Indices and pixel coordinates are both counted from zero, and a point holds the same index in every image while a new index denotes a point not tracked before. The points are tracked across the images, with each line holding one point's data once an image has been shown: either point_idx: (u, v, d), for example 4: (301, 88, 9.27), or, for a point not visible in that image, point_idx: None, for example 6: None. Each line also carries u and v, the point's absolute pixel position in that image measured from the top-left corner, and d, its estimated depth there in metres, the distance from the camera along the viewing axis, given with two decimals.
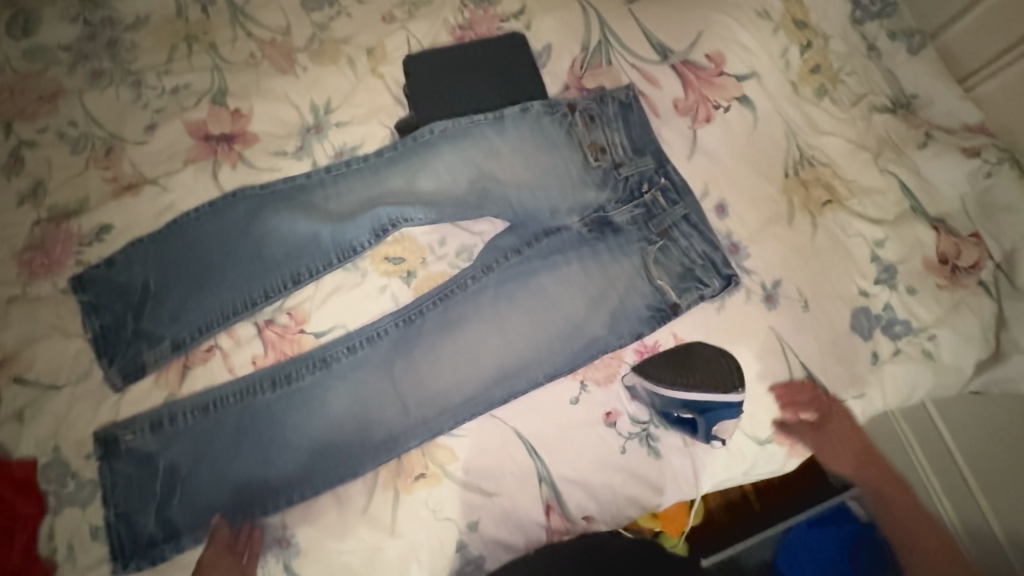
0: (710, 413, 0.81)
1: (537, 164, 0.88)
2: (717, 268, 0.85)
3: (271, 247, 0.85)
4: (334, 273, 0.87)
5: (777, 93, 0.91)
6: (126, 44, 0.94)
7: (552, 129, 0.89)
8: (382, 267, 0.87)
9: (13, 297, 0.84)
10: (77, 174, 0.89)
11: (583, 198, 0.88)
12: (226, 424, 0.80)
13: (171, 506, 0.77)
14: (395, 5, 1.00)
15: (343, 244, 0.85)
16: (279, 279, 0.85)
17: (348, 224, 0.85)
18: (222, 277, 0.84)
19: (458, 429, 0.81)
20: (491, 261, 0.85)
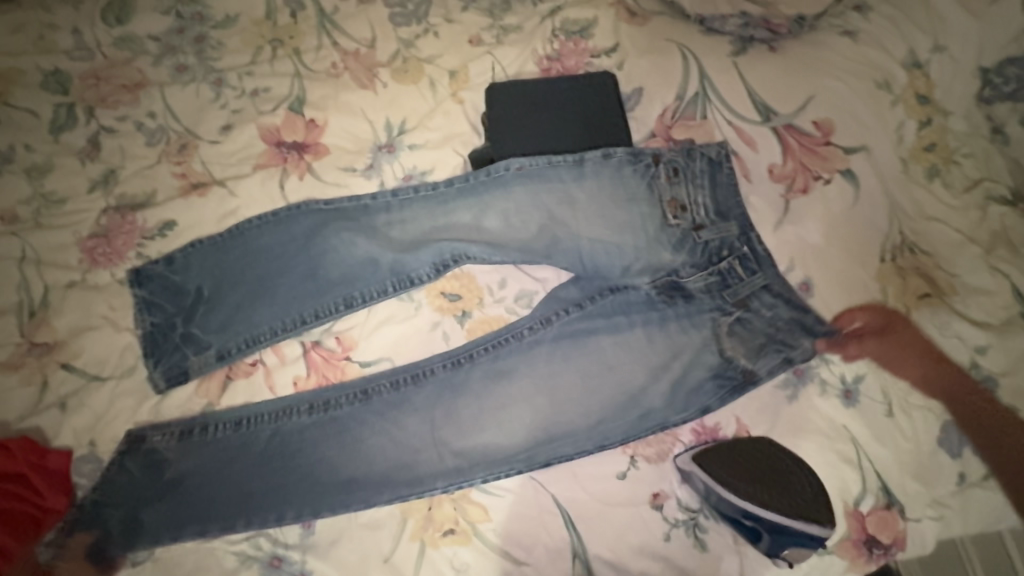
0: (784, 539, 0.71)
1: (613, 216, 0.83)
2: (807, 328, 0.78)
3: (329, 267, 0.83)
4: (387, 302, 0.83)
5: (885, 170, 0.83)
6: (212, 41, 0.93)
7: (633, 180, 0.83)
8: (439, 302, 0.83)
9: (73, 283, 0.85)
10: (149, 166, 0.89)
11: (658, 259, 0.82)
12: (255, 444, 0.77)
13: (151, 511, 0.74)
14: (484, 29, 0.97)
15: (402, 274, 0.82)
16: (332, 302, 0.82)
17: (411, 254, 0.82)
18: (276, 291, 0.82)
19: (494, 487, 0.76)
20: (550, 314, 0.82)
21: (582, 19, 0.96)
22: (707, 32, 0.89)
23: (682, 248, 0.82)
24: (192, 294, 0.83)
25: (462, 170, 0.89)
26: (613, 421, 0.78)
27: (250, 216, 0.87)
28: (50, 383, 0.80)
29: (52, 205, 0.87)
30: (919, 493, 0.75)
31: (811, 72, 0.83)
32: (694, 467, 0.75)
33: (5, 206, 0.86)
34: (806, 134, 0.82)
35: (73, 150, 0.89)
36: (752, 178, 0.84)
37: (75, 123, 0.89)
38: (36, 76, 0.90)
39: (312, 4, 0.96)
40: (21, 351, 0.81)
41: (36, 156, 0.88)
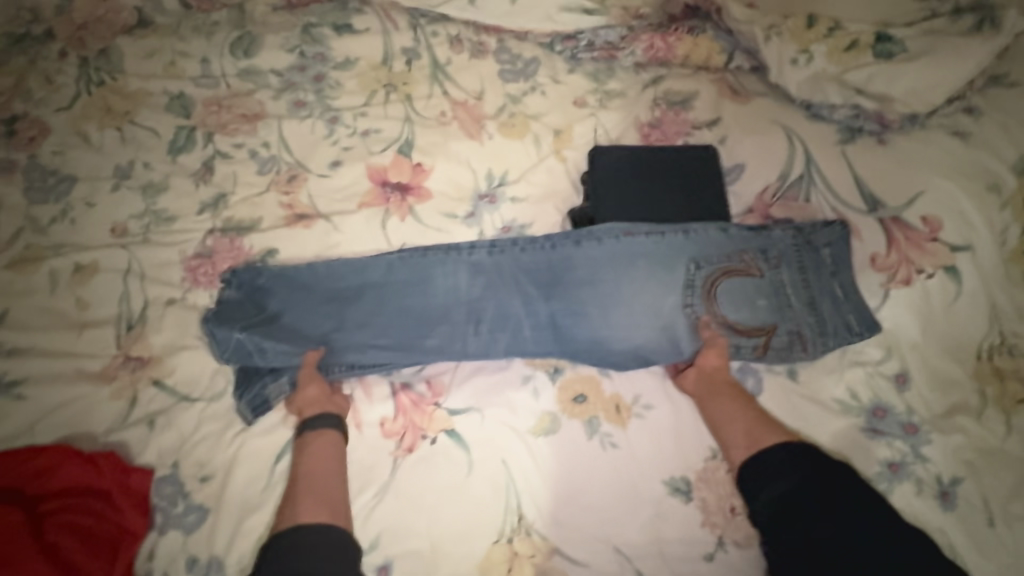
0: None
1: (692, 276, 0.83)
2: (864, 196, 0.85)
3: (427, 301, 0.84)
4: (474, 341, 0.83)
5: (988, 271, 0.83)
6: (331, 82, 0.98)
7: (715, 245, 0.84)
8: (524, 344, 0.83)
9: (172, 300, 0.86)
10: (257, 194, 0.91)
11: (742, 318, 0.82)
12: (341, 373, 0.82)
13: (243, 382, 0.82)
14: (588, 92, 1.00)
15: (496, 310, 0.84)
16: (427, 333, 0.83)
17: (508, 293, 0.84)
18: (370, 324, 0.83)
19: (578, 556, 0.74)
20: (630, 332, 0.82)
21: (684, 91, 0.99)
22: (812, 118, 0.91)
23: (757, 312, 0.82)
24: (276, 317, 0.83)
25: (561, 228, 0.91)
26: (699, 498, 0.76)
27: (352, 252, 0.88)
28: (140, 398, 0.81)
29: (162, 221, 0.90)
30: None
31: (919, 170, 0.85)
32: None
33: (117, 219, 0.89)
34: (914, 230, 0.83)
35: (188, 172, 0.92)
36: (807, 257, 0.83)
37: (193, 146, 0.93)
38: (163, 99, 0.96)
39: (427, 55, 1.00)
40: (117, 363, 0.83)
41: (154, 174, 0.92)
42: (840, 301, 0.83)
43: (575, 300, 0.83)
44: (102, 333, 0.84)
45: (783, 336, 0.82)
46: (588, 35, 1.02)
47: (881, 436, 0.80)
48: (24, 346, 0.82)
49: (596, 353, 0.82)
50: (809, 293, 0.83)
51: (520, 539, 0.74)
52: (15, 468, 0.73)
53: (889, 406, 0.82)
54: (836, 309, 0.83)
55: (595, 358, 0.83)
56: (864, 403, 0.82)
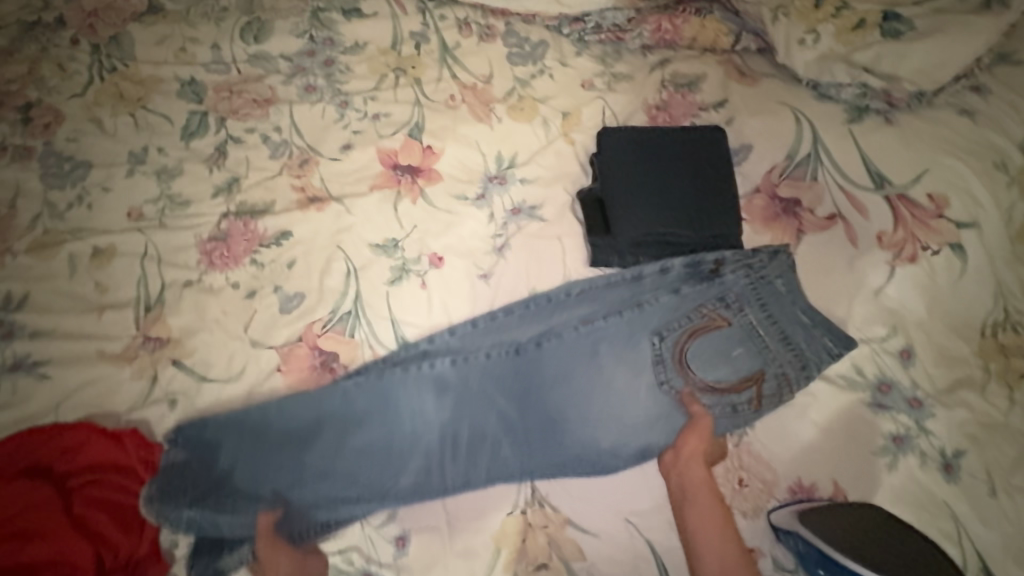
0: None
1: (658, 350, 0.83)
2: (871, 173, 0.86)
3: (395, 434, 0.79)
4: (454, 468, 0.78)
5: (993, 248, 0.84)
6: (340, 66, 0.98)
7: (672, 309, 0.85)
8: (506, 461, 0.79)
9: (189, 283, 0.88)
10: (270, 178, 0.93)
11: (721, 377, 0.82)
12: (315, 473, 0.77)
13: (198, 502, 0.75)
14: (596, 74, 1.01)
15: (471, 429, 0.80)
16: (396, 454, 0.78)
17: (480, 405, 0.81)
18: (336, 472, 0.77)
19: (591, 526, 0.76)
20: (611, 404, 0.82)
21: (690, 74, 1.00)
22: (820, 98, 0.92)
23: (735, 363, 0.82)
24: (223, 476, 0.76)
25: (570, 209, 0.92)
26: None
27: (365, 234, 0.90)
28: (160, 377, 0.83)
29: (176, 206, 0.91)
30: None
31: (926, 147, 0.85)
32: (797, 526, 0.72)
33: (132, 204, 0.91)
34: (920, 207, 0.84)
35: (201, 157, 0.93)
36: (764, 291, 0.84)
37: (205, 131, 0.94)
38: (175, 85, 0.97)
39: (436, 39, 1.01)
40: (136, 345, 0.84)
41: (167, 160, 0.93)
42: (810, 326, 0.83)
43: (552, 377, 0.83)
44: (122, 315, 0.85)
45: (770, 380, 0.81)
46: (595, 18, 1.02)
47: (886, 411, 0.81)
48: (45, 328, 0.84)
49: (585, 457, 0.79)
50: (779, 327, 0.83)
51: (533, 511, 0.77)
52: (42, 445, 0.75)
53: (894, 381, 0.83)
54: (810, 335, 0.83)
55: (585, 455, 0.79)
56: (869, 379, 0.83)
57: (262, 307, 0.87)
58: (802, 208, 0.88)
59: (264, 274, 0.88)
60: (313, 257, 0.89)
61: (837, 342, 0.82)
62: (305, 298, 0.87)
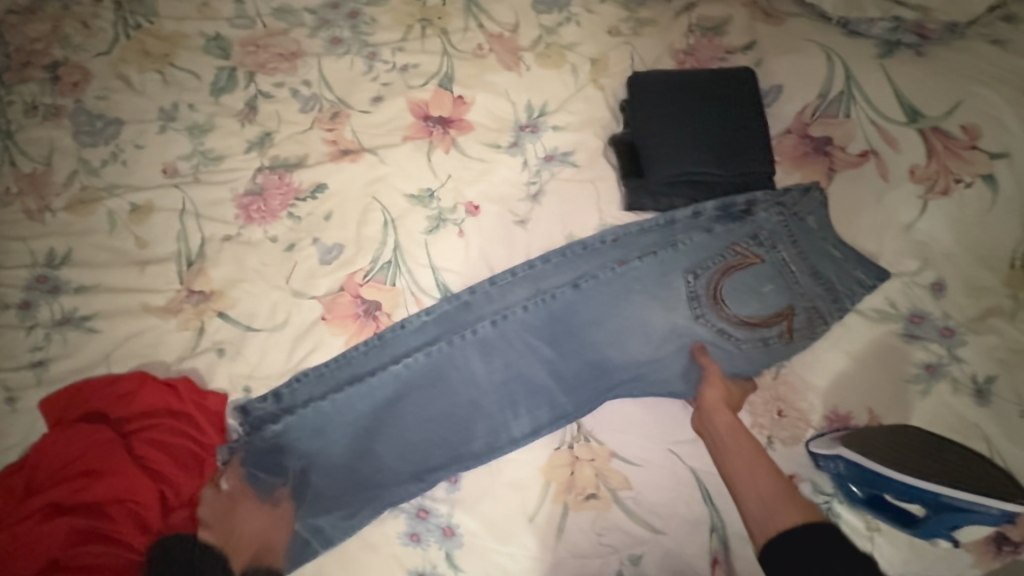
0: (958, 518, 0.68)
1: (692, 288, 0.82)
2: (904, 107, 0.86)
3: (451, 393, 0.81)
4: (513, 417, 0.80)
5: None
6: (366, 18, 0.98)
7: (703, 249, 0.83)
8: (564, 408, 0.81)
9: (228, 237, 0.89)
10: (302, 131, 0.93)
11: (754, 313, 0.81)
12: (377, 427, 0.79)
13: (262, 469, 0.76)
14: (622, 20, 1.01)
15: (524, 386, 0.82)
16: (449, 404, 0.80)
17: (527, 362, 0.82)
18: (400, 427, 0.79)
19: (636, 458, 0.78)
20: (651, 338, 0.82)
21: (717, 17, 1.00)
22: (851, 34, 0.92)
23: (765, 300, 0.81)
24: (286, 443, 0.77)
25: (602, 154, 0.92)
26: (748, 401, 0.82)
27: (399, 184, 0.90)
28: (206, 329, 0.85)
29: (210, 161, 0.92)
30: None
31: (960, 79, 0.86)
32: (840, 447, 0.74)
33: (166, 161, 0.91)
34: (953, 138, 0.84)
35: (231, 112, 0.94)
36: (796, 229, 0.84)
37: (234, 87, 0.95)
38: (201, 41, 0.97)
39: None
40: (181, 297, 0.86)
41: (198, 115, 0.93)
42: (842, 262, 0.84)
43: (596, 321, 0.83)
44: (164, 269, 0.87)
45: (800, 316, 0.81)
46: None
47: (918, 340, 0.84)
48: (90, 282, 0.85)
49: (629, 397, 0.82)
50: (810, 263, 0.83)
51: (579, 446, 0.79)
52: (100, 391, 0.78)
53: (926, 313, 0.85)
54: (841, 269, 0.84)
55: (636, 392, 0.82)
56: (901, 311, 0.85)
57: (301, 258, 0.88)
58: (833, 146, 0.89)
59: (301, 226, 0.89)
60: (349, 208, 0.90)
61: (872, 274, 0.83)
62: (343, 248, 0.88)
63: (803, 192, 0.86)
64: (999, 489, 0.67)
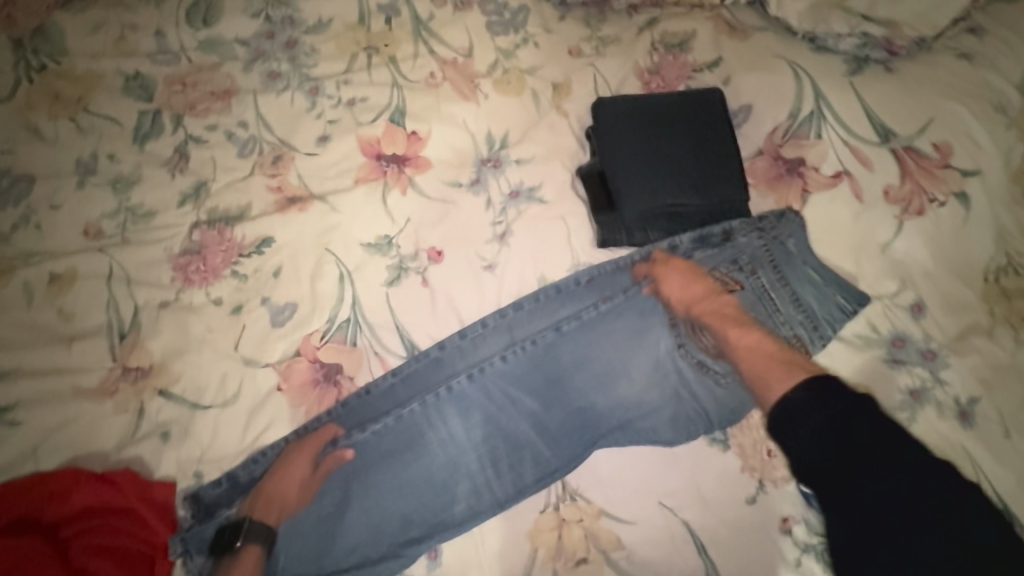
0: None
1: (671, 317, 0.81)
2: (875, 127, 0.84)
3: (429, 457, 0.76)
4: (497, 474, 0.76)
5: (996, 193, 0.84)
6: (305, 47, 0.89)
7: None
8: (549, 462, 0.77)
9: (166, 302, 0.80)
10: (241, 178, 0.85)
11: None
12: (351, 494, 0.74)
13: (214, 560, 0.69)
14: (583, 39, 0.95)
15: (506, 441, 0.78)
16: (427, 464, 0.76)
17: (507, 415, 0.78)
18: (377, 493, 0.75)
19: (625, 515, 0.74)
20: (634, 370, 0.81)
21: (681, 32, 0.95)
22: (818, 50, 0.89)
23: None
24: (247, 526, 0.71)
25: (571, 187, 0.87)
26: (736, 445, 0.78)
27: (354, 232, 0.83)
28: (147, 410, 0.76)
29: (138, 218, 0.82)
30: None
31: (930, 94, 0.83)
32: None
33: (88, 221, 0.81)
34: (926, 157, 0.82)
35: (159, 161, 0.84)
36: (777, 253, 0.83)
37: (161, 132, 0.85)
38: (119, 81, 0.87)
39: (407, 10, 0.92)
40: (115, 376, 0.77)
41: (122, 166, 0.84)
42: (821, 287, 0.82)
43: (575, 362, 0.80)
44: (93, 345, 0.77)
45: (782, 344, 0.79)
46: None
47: (901, 364, 0.82)
48: (6, 367, 0.75)
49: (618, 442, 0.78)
50: (791, 288, 0.82)
51: (566, 506, 0.75)
52: (25, 495, 0.68)
53: (907, 335, 0.83)
54: (822, 293, 0.82)
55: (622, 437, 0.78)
56: (883, 334, 0.83)
57: (250, 321, 0.80)
58: (807, 167, 0.86)
59: (248, 285, 0.81)
60: (301, 262, 0.82)
61: (853, 297, 0.81)
62: (297, 307, 0.81)
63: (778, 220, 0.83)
64: None
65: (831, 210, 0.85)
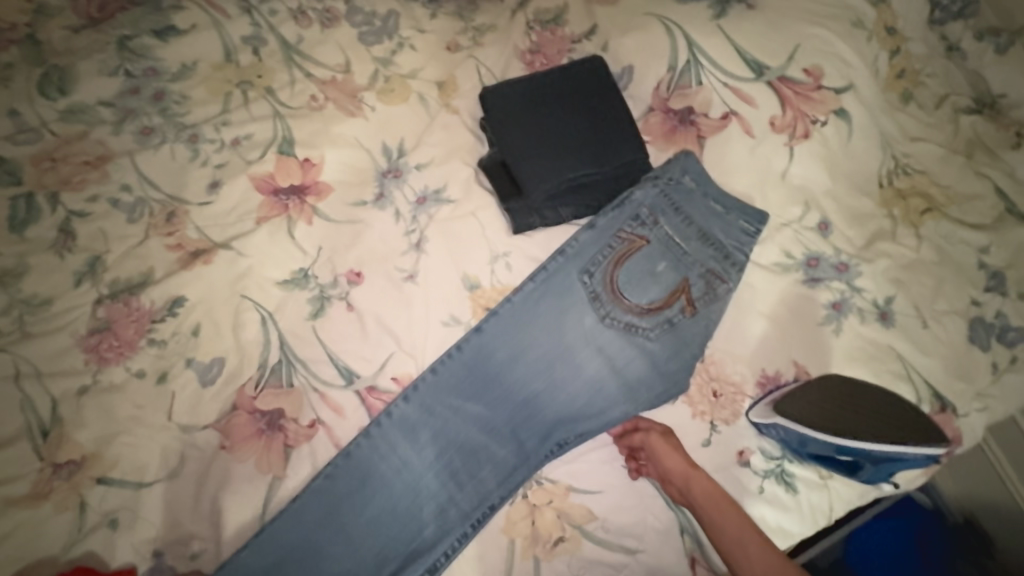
0: (890, 465, 0.76)
1: (591, 287, 0.82)
2: (749, 64, 0.86)
3: (391, 488, 0.77)
4: (461, 486, 0.77)
5: (871, 103, 0.89)
6: (174, 96, 0.86)
7: (591, 245, 0.83)
8: (508, 460, 0.78)
9: (84, 388, 0.76)
10: (137, 244, 0.81)
11: (653, 297, 0.82)
12: (321, 546, 0.74)
13: None
14: (459, 32, 0.94)
15: (460, 453, 0.79)
16: (390, 496, 0.76)
17: (455, 425, 0.79)
18: (349, 539, 0.74)
19: (591, 486, 0.76)
20: (567, 348, 0.82)
21: (553, 7, 0.96)
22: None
23: (661, 280, 0.82)
24: None
25: (476, 181, 0.87)
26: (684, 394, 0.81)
27: (267, 272, 0.81)
28: (89, 502, 0.72)
29: (35, 308, 0.78)
30: (964, 391, 0.83)
31: (793, 23, 0.87)
32: (773, 416, 0.77)
33: None
34: (799, 83, 0.86)
35: (45, 245, 0.80)
36: (675, 195, 0.84)
37: (39, 215, 0.81)
38: None
39: (273, 38, 0.90)
40: (47, 476, 0.72)
41: (4, 260, 0.79)
42: (725, 224, 0.84)
43: (509, 355, 0.81)
44: (12, 451, 0.72)
45: (696, 285, 0.82)
46: None
47: (820, 282, 0.86)
48: None
49: (567, 420, 0.80)
50: (696, 227, 0.84)
51: (534, 492, 0.76)
52: None
53: (820, 254, 0.87)
54: (726, 224, 0.84)
55: (572, 416, 0.80)
56: (798, 258, 0.87)
57: (179, 387, 0.77)
58: (697, 114, 0.88)
59: (169, 351, 0.79)
60: (219, 315, 0.80)
61: (755, 221, 0.84)
62: (225, 361, 0.79)
63: (671, 172, 0.84)
64: (921, 433, 0.74)
65: (727, 150, 0.87)
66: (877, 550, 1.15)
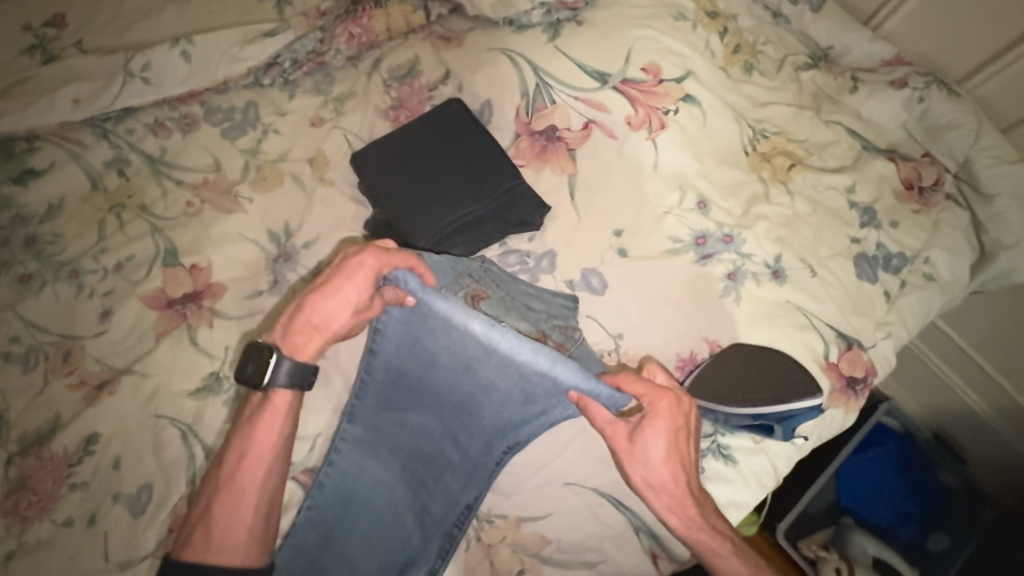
0: (793, 421, 0.80)
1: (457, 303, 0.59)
2: (591, 75, 0.91)
3: (372, 505, 0.78)
4: (433, 494, 0.78)
5: (713, 84, 0.94)
6: (46, 236, 0.86)
7: (440, 274, 0.70)
8: (466, 463, 0.77)
9: (10, 553, 0.73)
10: (38, 392, 0.80)
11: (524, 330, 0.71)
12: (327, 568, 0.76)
13: None
14: (320, 107, 0.97)
15: (421, 461, 0.78)
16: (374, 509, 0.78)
17: (405, 438, 0.78)
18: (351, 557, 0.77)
19: (542, 511, 0.78)
20: (468, 363, 0.66)
21: (405, 62, 0.98)
22: (520, 30, 0.95)
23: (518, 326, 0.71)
24: None
25: None
26: None
27: (176, 386, 0.80)
28: None
29: None
30: (866, 325, 0.88)
31: (621, 30, 0.93)
32: (694, 399, 0.81)
33: None
34: (641, 82, 0.91)
35: None
36: (494, 274, 0.80)
37: None
38: None
39: (136, 156, 0.91)
40: None
41: None
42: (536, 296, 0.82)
43: (420, 370, 0.72)
44: None
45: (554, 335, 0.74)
46: (286, 56, 0.98)
47: (711, 258, 0.89)
48: None
49: (501, 427, 0.72)
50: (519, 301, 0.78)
51: (488, 531, 0.79)
52: None
53: (705, 231, 0.90)
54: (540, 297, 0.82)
55: (509, 426, 0.72)
56: (686, 239, 0.90)
57: (110, 526, 0.75)
58: (560, 130, 0.91)
59: (92, 491, 0.76)
60: (137, 441, 0.78)
61: (569, 300, 0.84)
62: (152, 485, 0.77)
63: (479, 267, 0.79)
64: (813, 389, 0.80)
65: (596, 156, 0.91)
66: (865, 482, 1.22)
